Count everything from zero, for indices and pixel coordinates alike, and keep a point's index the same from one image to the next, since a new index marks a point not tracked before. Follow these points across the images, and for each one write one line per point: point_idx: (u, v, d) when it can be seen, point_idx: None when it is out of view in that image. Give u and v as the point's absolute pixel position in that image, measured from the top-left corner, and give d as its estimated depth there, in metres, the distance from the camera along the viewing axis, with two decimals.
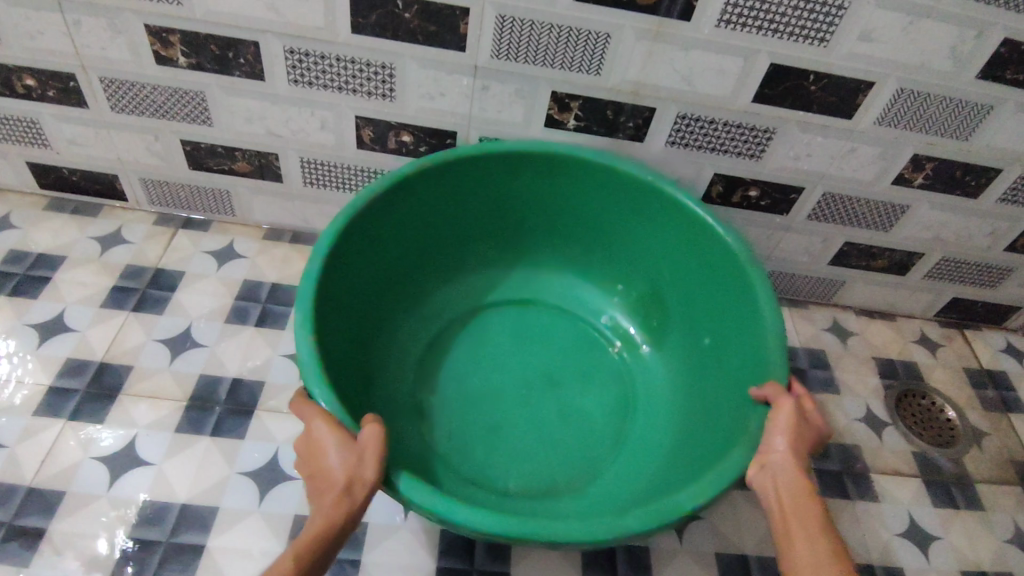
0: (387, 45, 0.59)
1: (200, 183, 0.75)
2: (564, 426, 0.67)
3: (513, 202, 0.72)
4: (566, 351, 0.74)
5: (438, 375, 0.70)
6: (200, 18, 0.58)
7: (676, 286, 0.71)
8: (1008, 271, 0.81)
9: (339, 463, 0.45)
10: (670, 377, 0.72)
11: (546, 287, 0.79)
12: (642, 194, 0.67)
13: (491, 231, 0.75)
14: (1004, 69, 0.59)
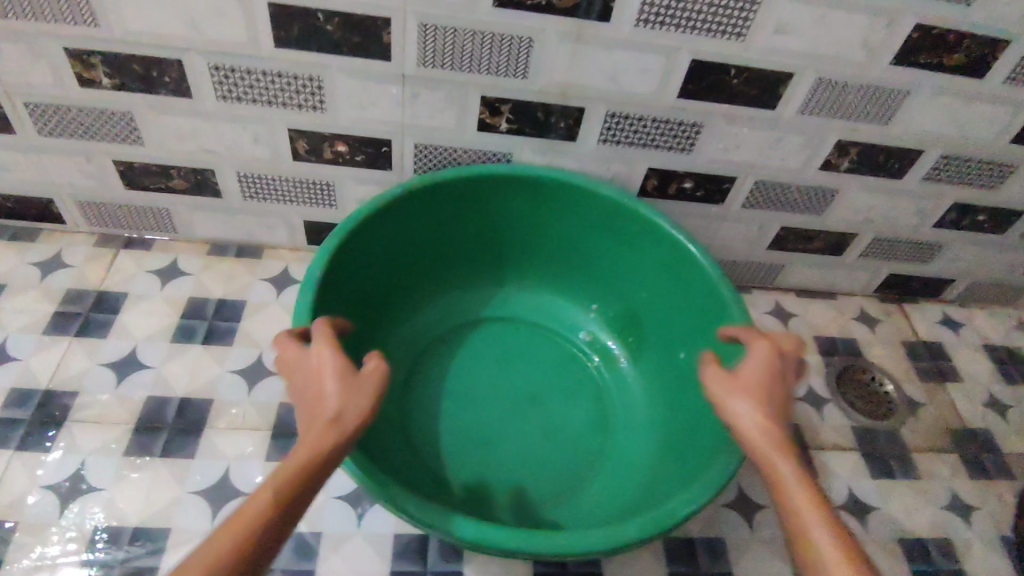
0: (313, 57, 0.59)
1: (138, 202, 0.74)
2: (545, 443, 0.68)
3: (489, 222, 0.73)
4: (548, 366, 0.75)
5: (422, 395, 0.70)
6: (120, 39, 0.58)
7: (650, 299, 0.73)
8: (938, 247, 0.84)
9: (336, 394, 0.44)
10: (649, 389, 0.74)
11: (524, 304, 0.80)
12: (614, 212, 0.69)
13: (468, 250, 0.76)
14: (915, 55, 0.61)
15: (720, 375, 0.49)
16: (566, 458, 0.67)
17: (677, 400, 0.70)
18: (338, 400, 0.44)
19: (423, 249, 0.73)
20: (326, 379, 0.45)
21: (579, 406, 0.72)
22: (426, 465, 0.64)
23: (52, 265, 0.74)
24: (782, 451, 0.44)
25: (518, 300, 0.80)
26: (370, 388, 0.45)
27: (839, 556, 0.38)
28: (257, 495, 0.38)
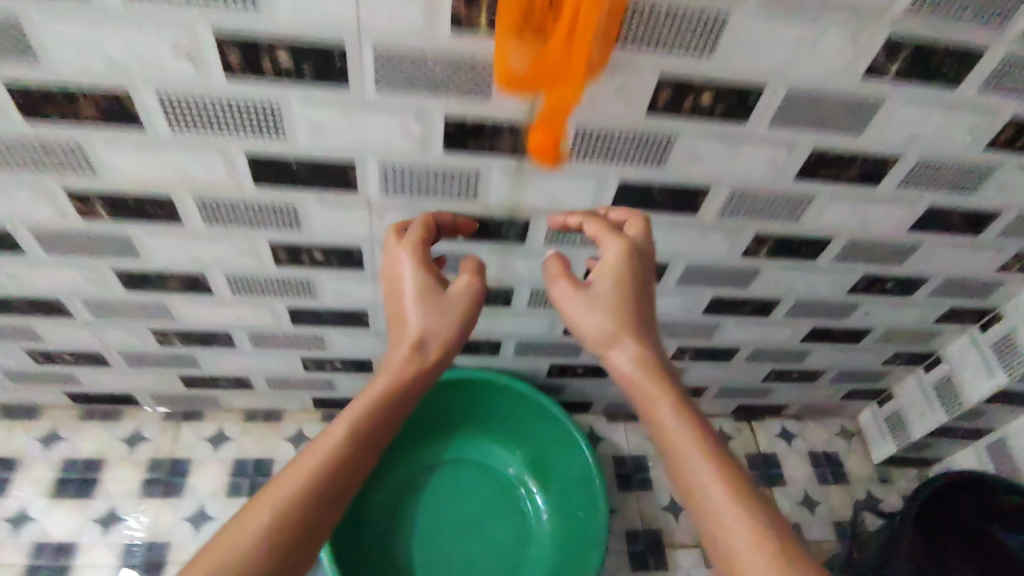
0: (268, 86, 0.57)
1: (102, 232, 0.72)
2: (481, 544, 1.03)
3: (441, 423, 1.10)
4: (485, 501, 1.07)
5: (399, 513, 1.04)
6: (62, 71, 0.55)
7: (553, 446, 1.08)
8: (913, 250, 0.86)
9: (420, 317, 0.60)
10: (555, 530, 1.06)
11: (467, 446, 1.11)
12: (525, 395, 1.04)
13: (424, 430, 1.10)
14: (888, 64, 0.59)
15: (574, 295, 0.62)
16: (495, 559, 1.03)
17: (568, 511, 1.05)
18: (418, 325, 0.60)
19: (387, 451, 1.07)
20: (408, 311, 0.61)
21: (505, 527, 1.06)
22: (402, 560, 1.00)
23: (135, 439, 1.06)
24: (664, 397, 0.57)
25: (460, 448, 1.11)
26: (454, 309, 0.61)
27: (746, 532, 0.50)
28: (329, 436, 0.53)
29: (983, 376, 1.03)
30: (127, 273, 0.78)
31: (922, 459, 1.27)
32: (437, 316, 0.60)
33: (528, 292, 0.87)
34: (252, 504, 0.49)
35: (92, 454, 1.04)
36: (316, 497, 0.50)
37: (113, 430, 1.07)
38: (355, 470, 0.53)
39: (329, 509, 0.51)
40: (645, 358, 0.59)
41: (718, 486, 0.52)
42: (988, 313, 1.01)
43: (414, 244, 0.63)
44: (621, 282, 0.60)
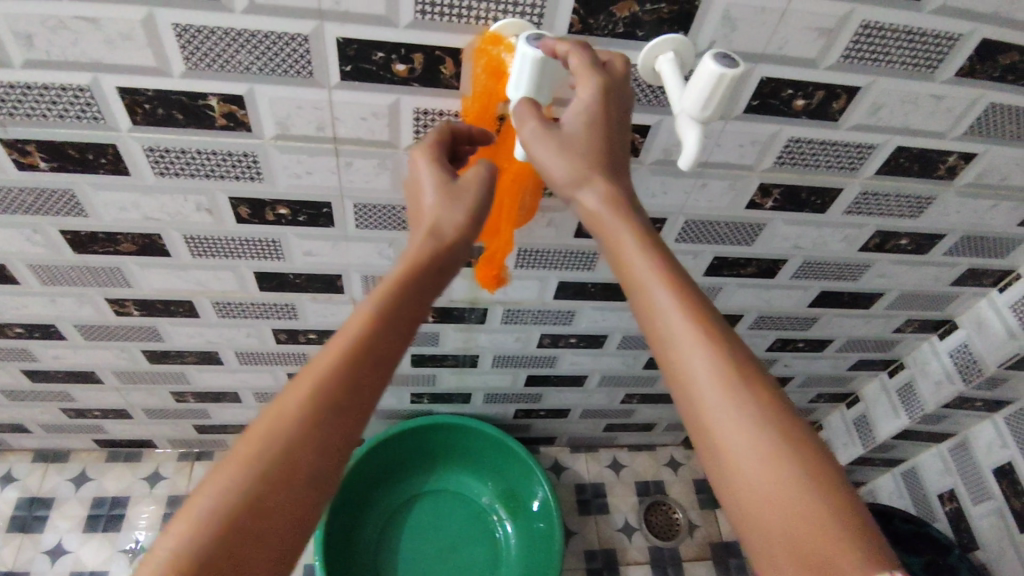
0: (271, 228, 0.72)
1: (131, 322, 0.87)
2: (456, 561, 1.19)
3: (427, 456, 1.25)
4: (461, 525, 1.24)
5: (386, 535, 1.20)
6: (108, 222, 0.70)
7: (522, 478, 1.24)
8: (814, 320, 1.03)
9: (435, 205, 0.53)
10: (520, 550, 1.22)
11: (448, 476, 1.28)
12: (495, 437, 1.20)
13: (414, 462, 1.25)
14: (763, 201, 0.75)
15: (541, 136, 0.50)
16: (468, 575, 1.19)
17: (532, 535, 1.21)
18: (436, 211, 0.52)
19: (379, 480, 1.23)
20: (424, 196, 0.54)
21: (478, 548, 1.22)
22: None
23: (155, 477, 1.27)
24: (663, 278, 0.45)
25: (443, 478, 1.27)
26: (469, 199, 0.53)
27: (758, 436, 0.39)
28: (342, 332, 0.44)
29: (890, 416, 1.21)
30: (151, 350, 0.94)
31: (848, 481, 1.44)
32: (453, 205, 0.53)
33: (492, 357, 1.02)
34: (262, 418, 0.41)
35: (117, 491, 1.25)
36: (325, 405, 0.42)
37: (135, 471, 1.28)
38: (352, 390, 0.43)
39: (336, 423, 0.42)
40: (577, 111, 0.50)
41: (708, 370, 0.41)
42: (894, 362, 1.20)
43: (427, 148, 0.55)
44: (585, 137, 0.50)
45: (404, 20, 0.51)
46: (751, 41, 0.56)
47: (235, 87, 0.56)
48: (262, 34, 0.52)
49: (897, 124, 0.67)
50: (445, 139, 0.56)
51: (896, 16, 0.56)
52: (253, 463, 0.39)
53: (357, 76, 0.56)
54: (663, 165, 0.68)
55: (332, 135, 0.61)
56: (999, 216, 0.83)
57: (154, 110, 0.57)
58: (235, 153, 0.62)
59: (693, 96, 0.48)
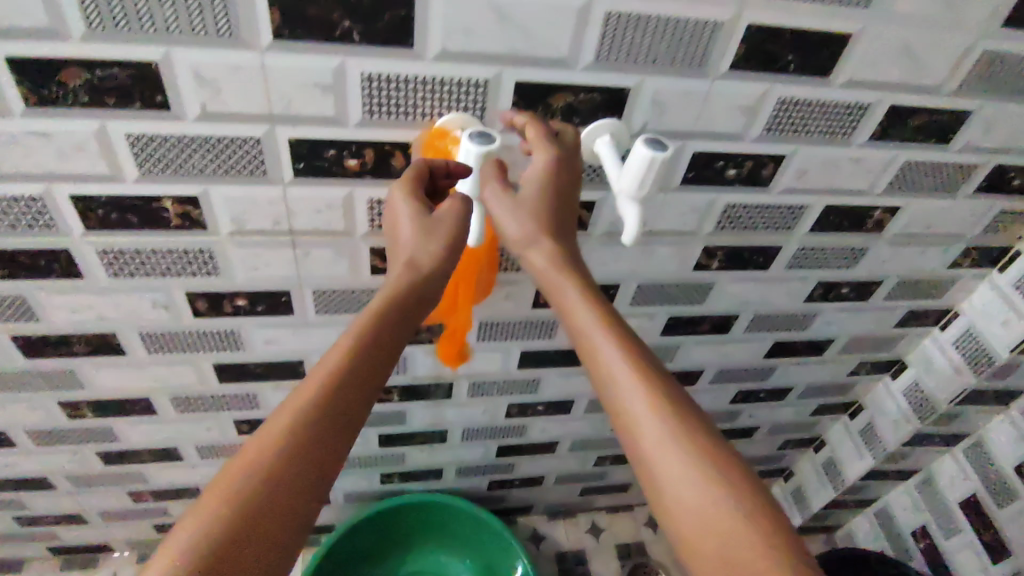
0: (229, 320, 0.72)
1: (85, 423, 0.85)
2: None
3: (403, 536, 1.21)
4: None
5: None
6: (60, 325, 0.69)
7: (501, 553, 1.21)
8: (772, 369, 1.06)
9: (412, 239, 0.51)
10: None
11: (425, 555, 1.24)
12: (473, 512, 1.17)
13: (389, 543, 1.20)
14: (709, 262, 0.79)
15: (498, 197, 0.54)
16: None
17: None
18: (413, 241, 0.51)
19: (353, 566, 1.17)
20: (402, 231, 0.52)
21: None
22: None
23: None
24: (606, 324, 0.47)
25: (419, 558, 1.23)
26: (444, 231, 0.51)
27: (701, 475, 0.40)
28: (325, 359, 0.41)
29: (857, 458, 1.23)
30: (106, 451, 0.91)
31: (824, 525, 1.45)
32: (429, 238, 0.51)
33: (461, 430, 1.02)
34: (233, 457, 0.37)
35: None
36: (306, 437, 0.38)
37: None
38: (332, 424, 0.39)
39: (315, 458, 0.38)
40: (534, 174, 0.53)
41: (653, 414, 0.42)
42: (853, 405, 1.23)
43: (406, 182, 0.52)
44: (539, 200, 0.53)
45: (354, 119, 0.54)
46: (680, 120, 0.60)
47: (189, 188, 0.57)
48: (215, 138, 0.53)
49: (823, 185, 0.72)
50: (422, 176, 0.53)
51: (808, 91, 0.61)
52: (232, 501, 0.34)
53: (310, 172, 0.58)
54: (612, 236, 0.72)
55: (288, 228, 0.62)
56: (930, 261, 0.88)
57: (107, 215, 0.58)
58: (191, 250, 0.63)
59: (628, 178, 0.52)
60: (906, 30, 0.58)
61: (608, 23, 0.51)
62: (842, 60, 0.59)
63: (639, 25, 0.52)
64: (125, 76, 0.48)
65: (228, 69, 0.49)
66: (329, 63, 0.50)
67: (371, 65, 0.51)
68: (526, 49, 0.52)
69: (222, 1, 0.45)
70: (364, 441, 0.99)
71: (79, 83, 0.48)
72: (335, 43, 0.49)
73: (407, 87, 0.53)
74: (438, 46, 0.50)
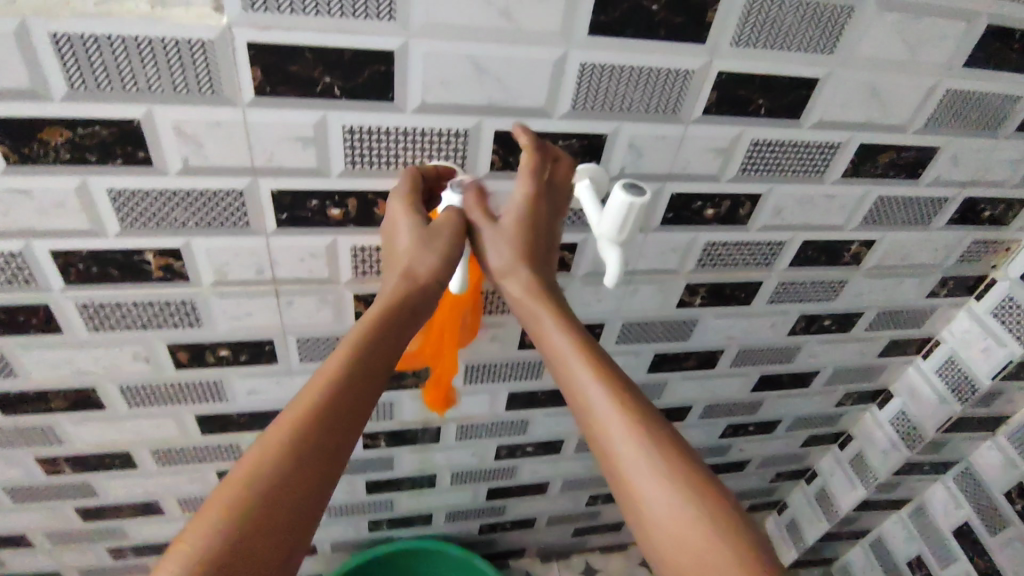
0: (212, 371, 0.71)
1: (63, 480, 0.82)
2: None
3: None
4: None
5: None
6: (38, 381, 0.67)
7: None
8: (759, 402, 1.06)
9: (409, 249, 0.52)
10: None
11: None
12: (464, 558, 1.14)
13: None
14: (692, 299, 0.80)
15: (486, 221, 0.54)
16: None
17: None
18: (410, 253, 0.52)
19: None
20: (399, 237, 0.53)
21: None
22: None
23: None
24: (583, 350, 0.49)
25: None
26: (442, 243, 0.52)
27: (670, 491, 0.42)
28: (317, 376, 0.42)
29: (848, 488, 1.23)
30: (85, 508, 0.89)
31: (820, 559, 1.43)
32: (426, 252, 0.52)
33: (450, 474, 1.00)
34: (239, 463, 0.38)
35: None
36: (302, 447, 0.39)
37: None
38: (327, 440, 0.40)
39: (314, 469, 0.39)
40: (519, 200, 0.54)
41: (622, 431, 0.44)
42: (842, 435, 1.23)
43: (405, 193, 0.53)
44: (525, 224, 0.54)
45: (336, 169, 0.55)
46: (657, 163, 0.62)
47: (172, 241, 0.57)
48: (197, 192, 0.54)
49: (800, 222, 0.73)
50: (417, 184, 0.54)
51: (780, 133, 0.63)
52: (236, 504, 0.36)
53: (293, 222, 0.58)
54: (595, 276, 0.72)
55: (272, 277, 0.62)
56: (908, 291, 0.90)
57: (88, 269, 0.58)
58: (172, 302, 0.62)
59: (608, 224, 0.52)
60: (870, 73, 0.60)
61: (583, 73, 0.53)
62: (811, 103, 0.61)
63: (613, 75, 0.53)
64: (107, 133, 0.49)
65: (210, 124, 0.50)
66: (311, 117, 0.51)
67: (353, 118, 0.52)
68: (504, 100, 0.53)
69: (204, 60, 0.46)
70: (351, 488, 0.97)
71: (61, 140, 0.48)
72: (317, 98, 0.50)
73: (388, 138, 0.54)
74: (419, 98, 0.51)
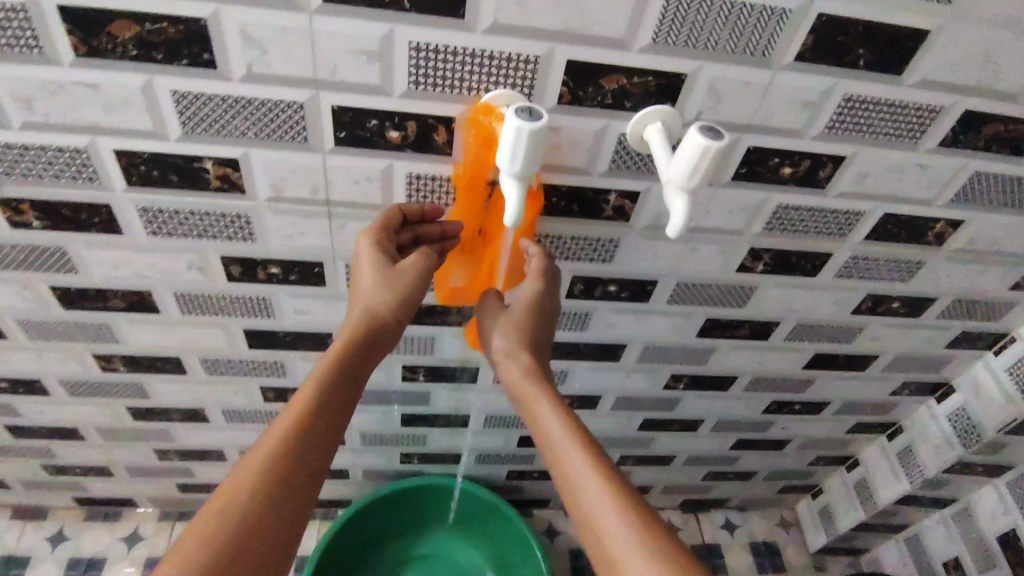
0: (263, 288, 0.72)
1: (117, 379, 0.86)
2: None
3: (424, 519, 1.21)
4: None
5: None
6: (98, 278, 0.69)
7: (517, 550, 1.19)
8: (808, 382, 1.02)
9: (375, 284, 0.57)
10: None
11: (443, 541, 1.23)
12: (494, 500, 1.16)
13: (411, 523, 1.21)
14: (752, 263, 0.75)
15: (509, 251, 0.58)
16: None
17: None
18: (374, 291, 0.58)
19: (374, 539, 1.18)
20: (360, 277, 0.58)
21: None
22: None
23: (133, 538, 1.22)
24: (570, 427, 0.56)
25: (437, 543, 1.23)
26: (401, 283, 0.58)
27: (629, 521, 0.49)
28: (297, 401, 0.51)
29: (891, 481, 1.19)
30: (137, 407, 0.93)
31: (850, 547, 1.40)
32: (385, 289, 0.58)
33: (484, 417, 1.01)
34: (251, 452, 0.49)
35: (93, 553, 1.20)
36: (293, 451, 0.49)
37: (113, 530, 1.23)
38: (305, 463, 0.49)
39: (307, 464, 0.50)
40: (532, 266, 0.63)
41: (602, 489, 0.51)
42: (893, 426, 1.18)
43: (375, 231, 0.58)
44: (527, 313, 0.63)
45: (398, 89, 0.53)
46: (737, 112, 0.58)
47: (231, 150, 0.57)
48: (259, 100, 0.53)
49: (882, 191, 0.68)
50: (394, 220, 0.60)
51: (878, 89, 0.57)
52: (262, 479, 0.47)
53: (350, 142, 0.57)
54: (654, 230, 0.69)
55: (326, 197, 0.62)
56: (991, 282, 0.83)
57: (150, 173, 0.58)
58: (228, 215, 0.63)
59: (678, 166, 0.49)
60: (991, 30, 0.53)
61: (669, 3, 0.49)
62: (917, 58, 0.55)
63: (701, 6, 0.49)
64: (173, 31, 0.48)
65: (275, 31, 0.48)
66: (378, 30, 0.49)
67: (420, 35, 0.49)
68: (580, 26, 0.50)
69: None
70: (387, 418, 0.99)
71: (128, 35, 0.48)
72: (385, 10, 0.48)
73: (455, 59, 0.51)
74: (491, 17, 0.49)
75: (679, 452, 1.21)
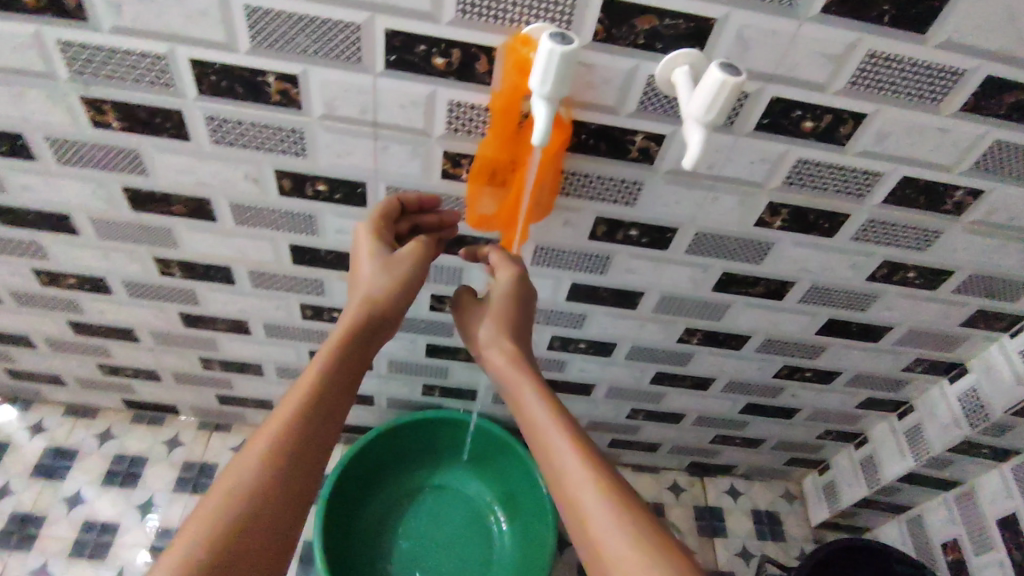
0: (309, 204, 0.78)
1: (172, 283, 0.94)
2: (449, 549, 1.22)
3: (442, 450, 1.28)
4: (461, 517, 1.26)
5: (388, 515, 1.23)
6: (164, 183, 0.76)
7: (526, 487, 1.25)
8: (820, 348, 1.05)
9: (373, 275, 0.68)
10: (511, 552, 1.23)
11: (457, 472, 1.30)
12: (508, 438, 1.22)
13: (429, 452, 1.28)
14: (769, 218, 0.79)
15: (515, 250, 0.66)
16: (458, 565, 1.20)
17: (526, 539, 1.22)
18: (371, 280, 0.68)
19: (394, 462, 1.26)
20: (362, 266, 0.69)
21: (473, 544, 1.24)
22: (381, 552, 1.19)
23: (174, 442, 1.33)
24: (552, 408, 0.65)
25: (451, 474, 1.30)
26: (400, 272, 0.69)
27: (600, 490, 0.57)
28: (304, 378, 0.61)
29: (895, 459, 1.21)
30: (188, 314, 1.01)
31: (851, 523, 1.43)
32: (382, 280, 0.68)
33: None
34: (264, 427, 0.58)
35: (137, 452, 1.31)
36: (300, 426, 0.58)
37: (157, 434, 1.34)
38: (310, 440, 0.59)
39: (311, 440, 0.59)
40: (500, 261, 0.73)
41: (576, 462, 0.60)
42: (904, 405, 1.20)
43: (373, 223, 0.70)
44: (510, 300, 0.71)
45: (446, 17, 0.58)
46: (763, 61, 0.61)
47: (291, 66, 0.62)
48: (320, 19, 0.58)
49: (902, 154, 0.70)
50: (394, 210, 0.72)
51: (903, 47, 0.60)
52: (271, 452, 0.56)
53: (399, 66, 0.62)
54: (677, 176, 0.73)
55: (373, 119, 0.67)
56: (1010, 258, 0.84)
57: (219, 83, 0.64)
58: (285, 129, 0.69)
59: (698, 101, 0.53)
60: None
61: None
62: (943, 17, 0.57)
63: None
64: None
65: None
66: None
67: None
68: None
69: None
70: (413, 347, 1.06)
71: None
72: None
73: None
74: None
75: (689, 411, 1.25)
